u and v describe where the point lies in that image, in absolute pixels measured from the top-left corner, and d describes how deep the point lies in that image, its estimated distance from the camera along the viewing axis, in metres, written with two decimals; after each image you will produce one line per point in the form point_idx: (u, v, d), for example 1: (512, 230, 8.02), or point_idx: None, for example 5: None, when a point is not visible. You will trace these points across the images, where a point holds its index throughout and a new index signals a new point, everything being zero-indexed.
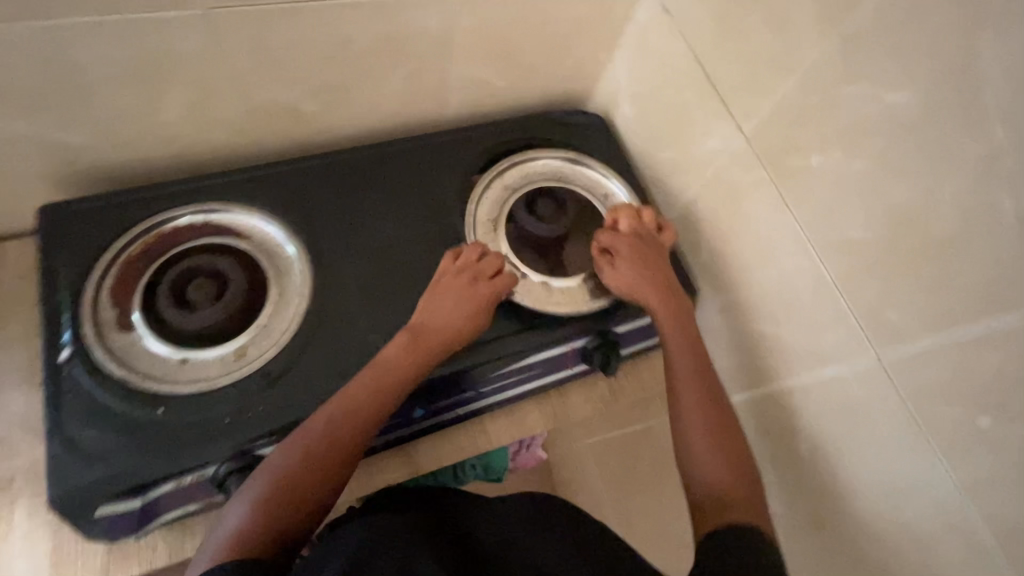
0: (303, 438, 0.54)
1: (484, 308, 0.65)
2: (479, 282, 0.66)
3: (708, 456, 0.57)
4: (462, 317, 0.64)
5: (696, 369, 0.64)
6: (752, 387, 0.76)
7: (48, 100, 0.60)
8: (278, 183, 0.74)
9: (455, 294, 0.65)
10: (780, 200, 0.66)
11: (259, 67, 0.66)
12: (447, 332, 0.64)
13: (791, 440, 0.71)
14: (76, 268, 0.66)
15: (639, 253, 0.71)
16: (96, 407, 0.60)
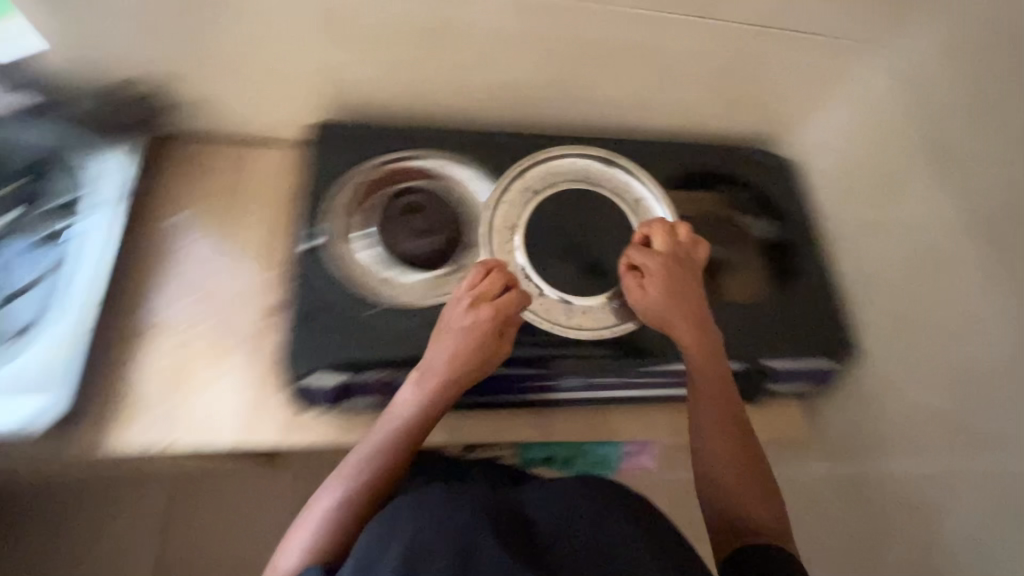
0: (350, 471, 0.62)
1: (495, 338, 0.66)
2: (484, 315, 0.65)
3: (730, 505, 0.65)
4: (478, 352, 0.65)
5: (726, 431, 0.68)
6: (908, 455, 0.75)
7: (362, 39, 0.73)
8: (503, 149, 0.82)
9: (461, 324, 0.65)
10: (994, 275, 0.66)
11: (525, 48, 0.76)
12: (456, 360, 0.64)
13: (946, 516, 0.70)
14: (333, 178, 0.77)
15: (665, 285, 0.69)
16: (330, 294, 0.71)
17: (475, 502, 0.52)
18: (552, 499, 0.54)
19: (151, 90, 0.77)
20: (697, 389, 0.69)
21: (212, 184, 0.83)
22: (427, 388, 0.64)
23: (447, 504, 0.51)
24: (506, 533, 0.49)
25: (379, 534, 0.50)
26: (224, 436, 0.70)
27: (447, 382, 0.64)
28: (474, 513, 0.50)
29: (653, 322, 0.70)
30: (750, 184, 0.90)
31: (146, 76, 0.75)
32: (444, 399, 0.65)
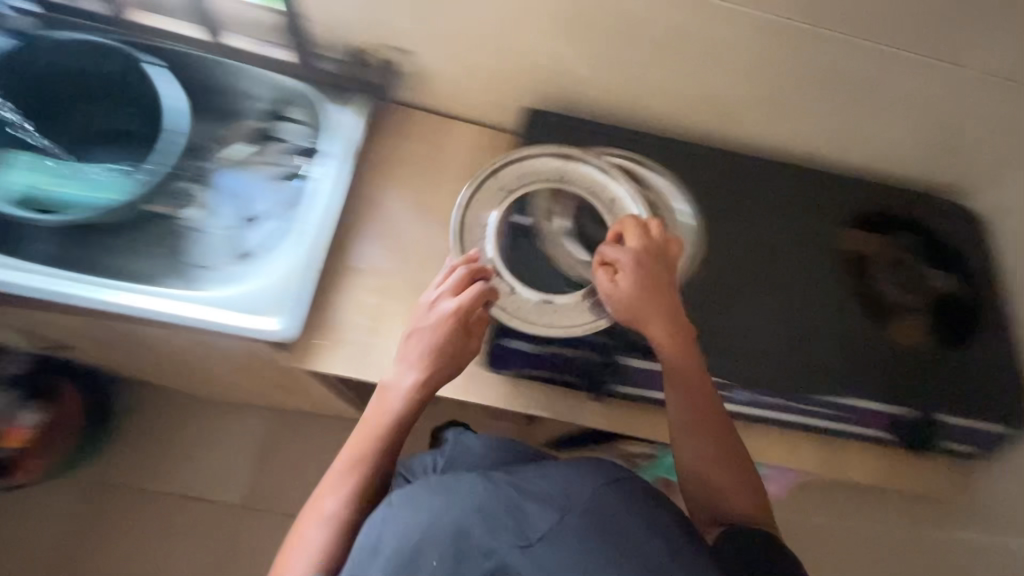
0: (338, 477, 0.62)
1: (462, 330, 0.66)
2: (451, 313, 0.66)
3: (712, 498, 0.63)
4: (447, 345, 0.66)
5: (713, 442, 0.64)
6: None
7: (589, 36, 0.76)
8: (695, 160, 0.84)
9: (437, 319, 0.66)
10: None
11: (740, 66, 0.77)
12: (426, 355, 0.65)
13: None
14: (536, 162, 0.81)
15: (641, 283, 0.65)
16: (525, 267, 0.75)
17: (459, 495, 0.48)
18: (547, 483, 0.49)
19: (385, 57, 0.83)
20: (689, 418, 0.65)
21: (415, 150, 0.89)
22: (395, 380, 0.66)
23: (431, 503, 0.48)
24: (495, 529, 0.46)
25: (368, 542, 0.49)
26: None
27: (423, 375, 0.65)
28: (462, 508, 0.47)
29: (626, 323, 0.67)
30: (935, 233, 0.87)
31: (386, 44, 0.81)
32: (424, 393, 0.65)
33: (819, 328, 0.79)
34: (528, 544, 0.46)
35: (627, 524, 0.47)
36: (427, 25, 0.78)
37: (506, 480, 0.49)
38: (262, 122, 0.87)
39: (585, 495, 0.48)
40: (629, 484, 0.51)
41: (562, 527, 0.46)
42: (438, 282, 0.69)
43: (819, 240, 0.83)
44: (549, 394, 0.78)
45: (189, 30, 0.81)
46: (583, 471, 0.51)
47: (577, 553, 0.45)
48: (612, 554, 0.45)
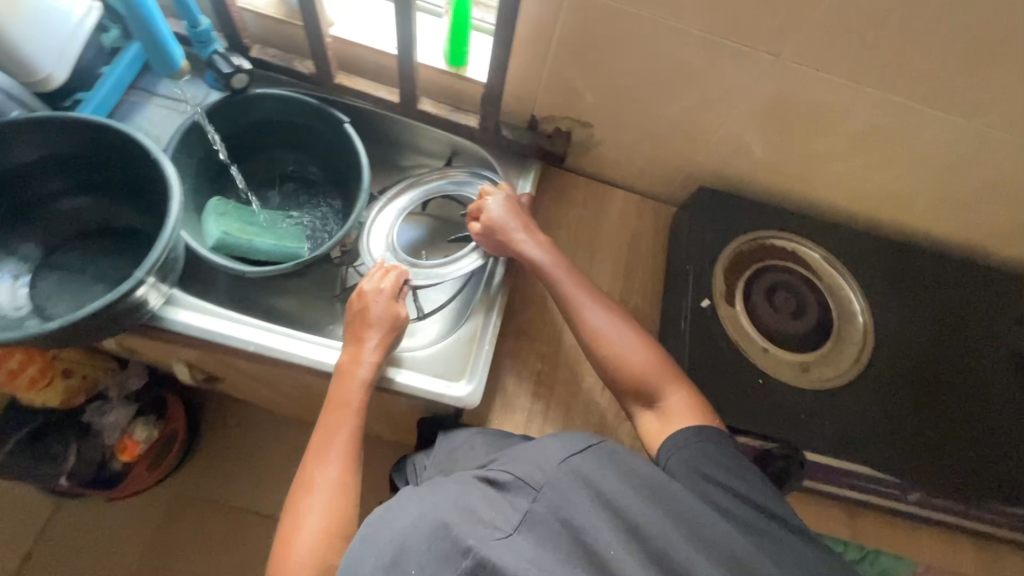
0: (323, 447, 0.64)
1: (393, 302, 0.72)
2: (391, 291, 0.72)
3: (636, 384, 0.64)
4: (390, 315, 0.71)
5: (619, 348, 0.66)
6: None
7: (780, 128, 0.78)
8: (863, 249, 0.85)
9: (379, 297, 0.71)
10: None
11: (929, 166, 0.77)
12: (370, 327, 0.70)
13: None
14: (709, 243, 0.83)
15: (511, 208, 0.76)
16: (709, 347, 0.74)
17: (433, 500, 0.50)
18: (516, 470, 0.51)
19: (565, 128, 0.87)
20: (614, 354, 0.65)
21: (577, 215, 0.93)
22: (353, 355, 0.68)
23: (411, 505, 0.50)
24: (469, 521, 0.46)
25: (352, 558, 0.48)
26: None
27: (380, 338, 0.69)
28: (437, 506, 0.48)
29: (495, 248, 0.76)
30: None
31: (570, 117, 0.85)
32: (374, 349, 0.69)
33: (996, 431, 0.77)
34: (509, 533, 0.46)
35: (601, 494, 0.48)
36: (617, 104, 0.81)
37: (480, 477, 0.52)
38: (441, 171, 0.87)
39: (555, 475, 0.49)
40: (600, 454, 0.51)
41: (538, 511, 0.47)
42: (370, 276, 0.74)
43: (989, 341, 0.82)
44: None
45: (384, 92, 0.85)
46: (553, 452, 0.52)
47: (554, 531, 0.46)
48: (585, 519, 0.46)
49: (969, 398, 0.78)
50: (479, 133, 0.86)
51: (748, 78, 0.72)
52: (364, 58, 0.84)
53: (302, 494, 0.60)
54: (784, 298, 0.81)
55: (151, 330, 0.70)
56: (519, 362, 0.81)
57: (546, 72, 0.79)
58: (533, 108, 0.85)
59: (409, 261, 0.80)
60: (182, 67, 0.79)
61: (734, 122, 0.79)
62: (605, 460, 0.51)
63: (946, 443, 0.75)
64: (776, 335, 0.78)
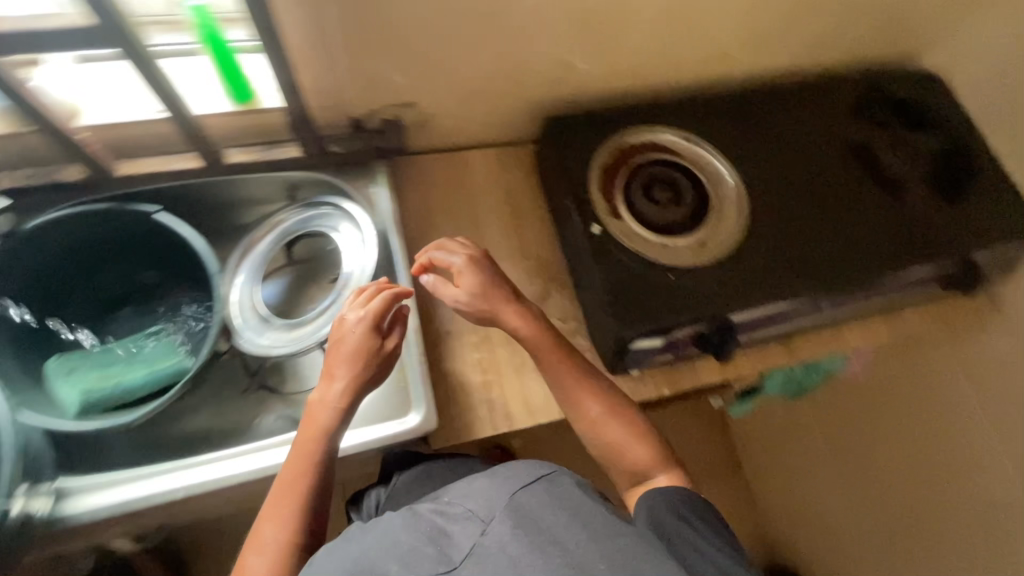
0: (278, 498, 0.60)
1: (370, 334, 0.68)
2: (368, 316, 0.68)
3: (612, 448, 0.68)
4: (367, 352, 0.67)
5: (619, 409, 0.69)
6: None
7: (589, 33, 0.77)
8: (706, 114, 0.90)
9: (356, 329, 0.67)
10: None
11: (729, 16, 0.81)
12: (347, 365, 0.66)
13: None
14: (576, 169, 0.83)
15: (481, 278, 0.71)
16: (616, 267, 0.76)
17: (377, 538, 0.52)
18: (466, 504, 0.53)
19: (391, 116, 0.81)
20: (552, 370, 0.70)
21: (445, 195, 0.89)
22: (321, 396, 0.65)
23: (355, 548, 0.51)
24: (413, 561, 0.48)
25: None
26: (544, 414, 0.77)
27: (348, 378, 0.66)
28: (384, 546, 0.50)
29: (477, 319, 0.73)
30: (915, 106, 0.99)
31: (390, 104, 0.79)
32: (344, 394, 0.65)
33: (864, 221, 0.87)
34: (453, 567, 0.48)
35: (547, 518, 0.49)
36: (429, 74, 0.76)
37: (431, 511, 0.53)
38: (290, 215, 0.81)
39: (506, 506, 0.51)
40: (551, 486, 0.53)
41: (482, 545, 0.48)
42: (354, 299, 0.71)
43: (831, 146, 0.91)
44: (669, 373, 0.82)
45: (180, 162, 0.75)
46: (506, 485, 0.53)
47: (497, 559, 0.47)
48: (522, 552, 0.46)
49: (835, 204, 0.87)
50: (306, 160, 0.79)
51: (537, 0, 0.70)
52: (136, 135, 0.73)
53: (249, 547, 0.58)
54: (660, 190, 0.84)
55: (58, 531, 0.64)
56: (456, 364, 0.79)
57: (340, 71, 0.72)
58: (348, 111, 0.78)
59: (293, 325, 0.76)
60: None
61: (547, 46, 0.77)
62: (558, 489, 0.52)
63: (833, 250, 0.83)
64: (666, 228, 0.82)
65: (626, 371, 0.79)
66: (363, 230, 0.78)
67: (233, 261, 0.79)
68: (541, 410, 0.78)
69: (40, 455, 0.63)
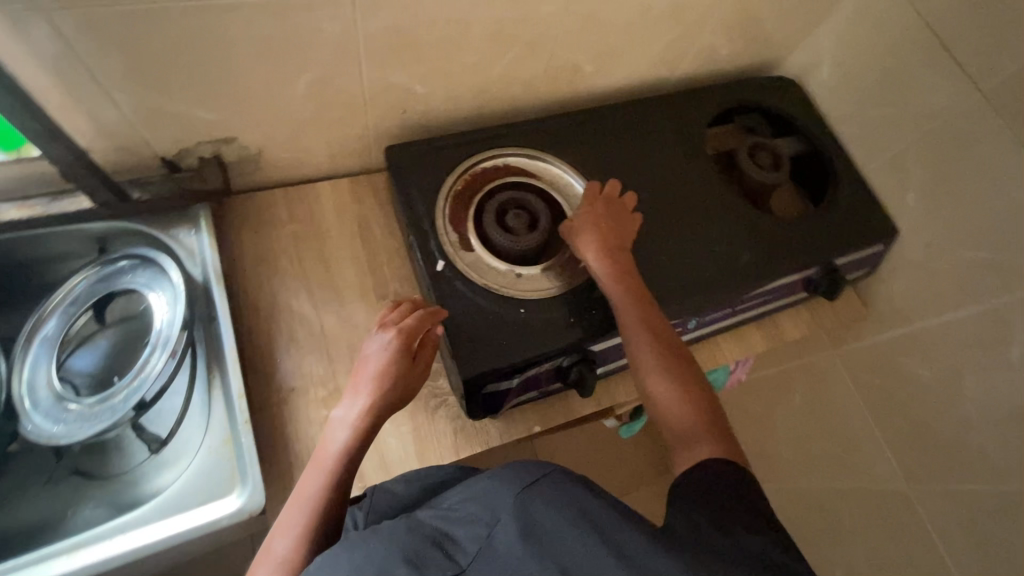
0: (296, 511, 0.57)
1: (405, 355, 0.65)
2: (394, 336, 0.66)
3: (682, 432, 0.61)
4: (394, 374, 0.64)
5: (652, 341, 0.66)
6: (944, 312, 0.88)
7: (419, 56, 0.71)
8: (561, 132, 0.87)
9: (382, 351, 0.65)
10: (1016, 145, 0.76)
11: (574, 31, 0.77)
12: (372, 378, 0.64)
13: (986, 350, 0.82)
14: (426, 198, 0.78)
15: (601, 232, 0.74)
16: (465, 305, 0.72)
17: (378, 543, 0.48)
18: (469, 508, 0.51)
19: (208, 154, 0.73)
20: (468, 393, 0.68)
21: (288, 235, 0.81)
22: (350, 405, 0.63)
23: (354, 555, 0.47)
24: (424, 565, 0.46)
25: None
26: (404, 468, 0.72)
27: (371, 397, 0.63)
28: (387, 551, 0.47)
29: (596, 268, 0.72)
30: (774, 111, 1.00)
31: (205, 142, 0.71)
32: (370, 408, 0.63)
33: (727, 233, 0.86)
34: (462, 569, 0.46)
35: (554, 510, 0.47)
36: (242, 107, 0.68)
37: (431, 516, 0.51)
38: (93, 272, 0.71)
39: (512, 508, 0.49)
40: (554, 485, 0.50)
41: (492, 547, 0.47)
42: (389, 313, 0.69)
43: (691, 159, 0.90)
44: (539, 408, 0.78)
45: None
46: (508, 481, 0.51)
47: (506, 559, 0.46)
48: (530, 554, 0.45)
49: (695, 218, 0.86)
50: (103, 210, 0.69)
51: (345, 24, 0.63)
52: None
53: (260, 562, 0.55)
54: (516, 216, 0.78)
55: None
56: (301, 424, 0.71)
57: (127, 111, 0.63)
58: (151, 152, 0.69)
59: (101, 398, 0.66)
60: None
61: (373, 72, 0.71)
62: (556, 491, 0.49)
63: (693, 266, 0.82)
64: (520, 257, 0.77)
65: (488, 414, 0.74)
66: (174, 283, 0.69)
67: (25, 331, 0.69)
68: (400, 464, 0.72)
69: None
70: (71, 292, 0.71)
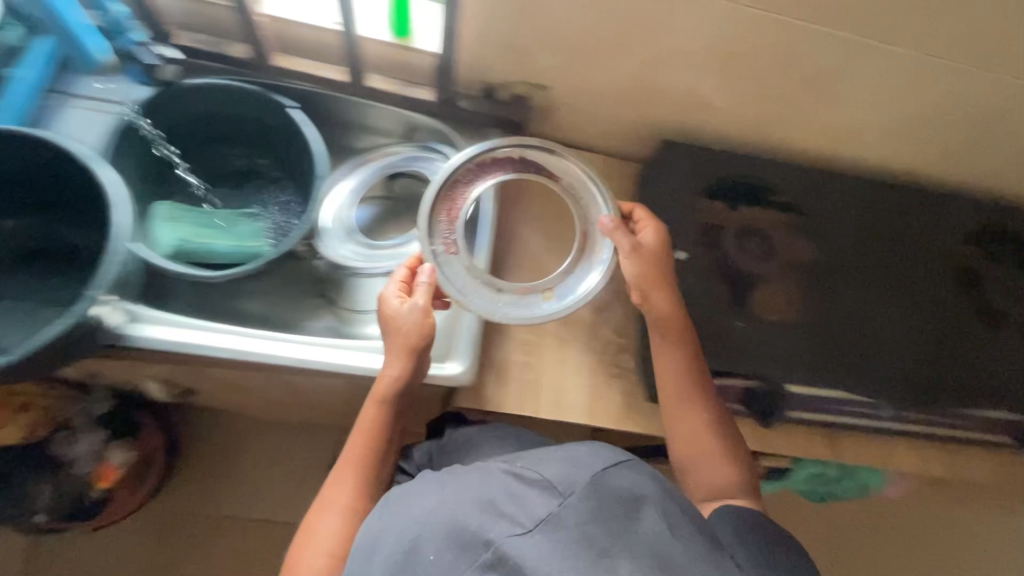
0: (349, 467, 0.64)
1: (419, 318, 0.65)
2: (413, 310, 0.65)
3: (708, 470, 0.67)
4: (409, 340, 0.64)
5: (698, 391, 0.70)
6: None
7: (736, 73, 0.78)
8: (821, 185, 0.89)
9: (398, 318, 0.65)
10: None
11: (879, 99, 0.80)
12: (393, 341, 0.65)
13: None
14: (681, 196, 0.85)
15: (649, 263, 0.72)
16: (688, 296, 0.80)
17: (453, 490, 0.53)
18: (544, 470, 0.55)
19: (521, 93, 0.85)
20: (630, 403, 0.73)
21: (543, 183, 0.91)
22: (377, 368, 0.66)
23: (428, 500, 0.53)
24: (493, 520, 0.50)
25: (371, 538, 0.52)
26: (572, 414, 0.78)
27: (399, 359, 0.65)
28: (462, 499, 0.52)
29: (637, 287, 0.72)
30: None
31: (526, 82, 0.83)
32: (401, 369, 0.65)
33: (950, 345, 0.84)
34: (528, 529, 0.50)
35: (627, 505, 0.52)
36: (574, 65, 0.79)
37: (506, 470, 0.55)
38: (406, 150, 0.84)
39: (584, 487, 0.53)
40: (630, 473, 0.54)
41: (562, 517, 0.51)
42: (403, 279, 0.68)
43: (937, 260, 0.88)
44: None
45: (330, 72, 0.80)
46: (582, 459, 0.55)
47: (572, 530, 0.50)
48: (597, 533, 0.50)
49: (922, 316, 0.85)
50: (435, 106, 0.83)
51: (698, 22, 0.72)
52: (304, 40, 0.78)
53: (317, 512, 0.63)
54: (748, 245, 0.86)
55: (121, 349, 0.67)
56: (504, 337, 0.80)
57: (497, 37, 0.76)
58: (486, 75, 0.83)
59: (370, 247, 0.80)
60: (105, 62, 0.74)
61: (690, 73, 0.79)
62: (635, 479, 0.54)
63: (902, 358, 0.82)
64: (743, 278, 0.83)
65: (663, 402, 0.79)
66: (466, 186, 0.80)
67: (330, 182, 0.82)
68: (571, 409, 0.78)
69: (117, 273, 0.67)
70: (379, 155, 0.84)
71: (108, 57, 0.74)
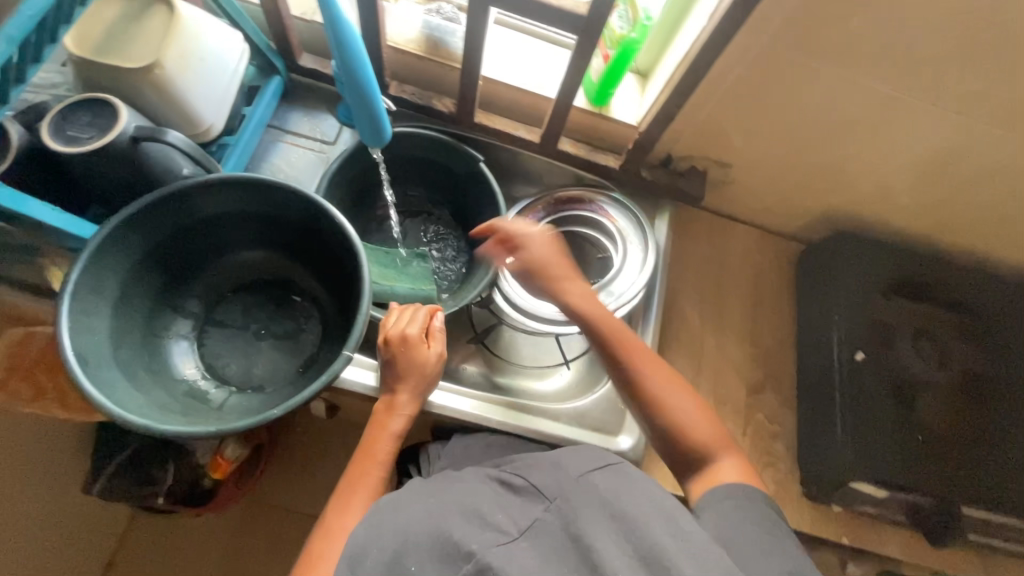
0: (352, 493, 0.61)
1: (426, 358, 0.67)
2: (414, 351, 0.66)
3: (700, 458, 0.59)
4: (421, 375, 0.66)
5: (660, 385, 0.63)
6: None
7: (936, 180, 0.77)
8: (998, 291, 0.84)
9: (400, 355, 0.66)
10: None
11: None
12: (407, 379, 0.66)
13: None
14: (857, 287, 0.82)
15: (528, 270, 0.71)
16: (867, 402, 0.75)
17: (440, 500, 0.52)
18: (532, 475, 0.53)
19: (701, 167, 0.85)
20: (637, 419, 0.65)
21: (703, 253, 0.92)
22: (387, 405, 0.66)
23: (413, 510, 0.51)
24: (477, 528, 0.47)
25: (359, 545, 0.50)
26: None
27: (411, 394, 0.66)
28: (447, 509, 0.50)
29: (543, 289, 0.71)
30: None
31: (710, 157, 0.83)
32: (413, 407, 0.66)
33: None
34: (513, 538, 0.47)
35: (611, 506, 0.47)
36: (768, 150, 0.79)
37: (496, 479, 0.54)
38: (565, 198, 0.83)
39: (568, 490, 0.50)
40: (614, 474, 0.51)
41: (547, 521, 0.48)
42: (405, 316, 0.68)
43: None
44: (851, 521, 0.80)
45: (523, 132, 0.82)
46: (567, 463, 0.54)
47: (561, 535, 0.47)
48: (583, 535, 0.46)
49: None
50: (617, 173, 0.84)
51: (923, 131, 0.70)
52: (507, 97, 0.81)
53: (313, 537, 0.58)
54: (925, 350, 0.80)
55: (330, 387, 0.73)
56: None
57: (699, 118, 0.77)
58: (671, 148, 0.84)
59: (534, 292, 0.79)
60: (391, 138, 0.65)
61: (886, 172, 0.78)
62: (619, 477, 0.51)
63: None
64: (920, 384, 0.77)
65: (817, 497, 0.79)
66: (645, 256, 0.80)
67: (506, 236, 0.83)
68: None
69: (325, 308, 0.69)
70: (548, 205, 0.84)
71: (378, 145, 0.64)
